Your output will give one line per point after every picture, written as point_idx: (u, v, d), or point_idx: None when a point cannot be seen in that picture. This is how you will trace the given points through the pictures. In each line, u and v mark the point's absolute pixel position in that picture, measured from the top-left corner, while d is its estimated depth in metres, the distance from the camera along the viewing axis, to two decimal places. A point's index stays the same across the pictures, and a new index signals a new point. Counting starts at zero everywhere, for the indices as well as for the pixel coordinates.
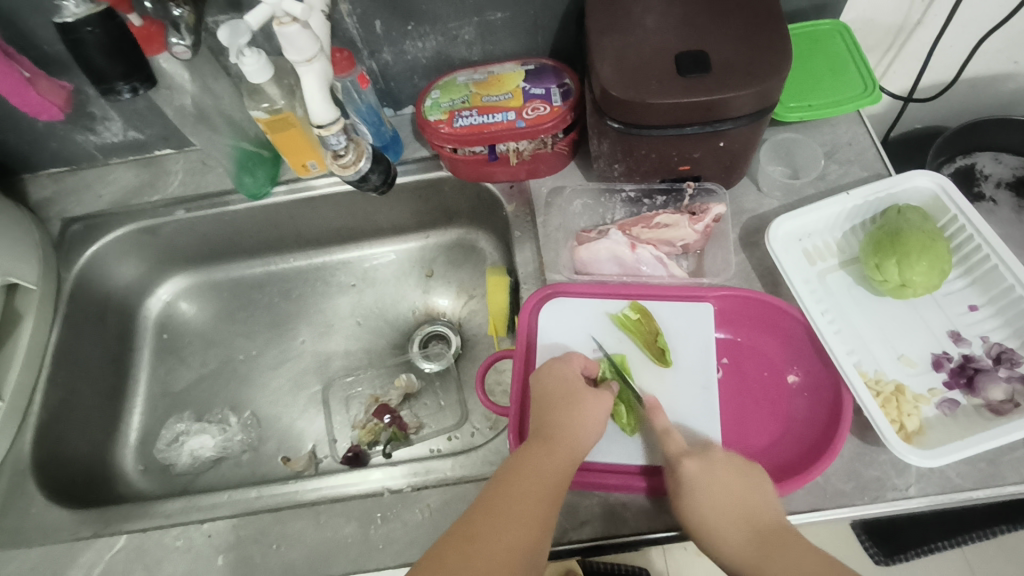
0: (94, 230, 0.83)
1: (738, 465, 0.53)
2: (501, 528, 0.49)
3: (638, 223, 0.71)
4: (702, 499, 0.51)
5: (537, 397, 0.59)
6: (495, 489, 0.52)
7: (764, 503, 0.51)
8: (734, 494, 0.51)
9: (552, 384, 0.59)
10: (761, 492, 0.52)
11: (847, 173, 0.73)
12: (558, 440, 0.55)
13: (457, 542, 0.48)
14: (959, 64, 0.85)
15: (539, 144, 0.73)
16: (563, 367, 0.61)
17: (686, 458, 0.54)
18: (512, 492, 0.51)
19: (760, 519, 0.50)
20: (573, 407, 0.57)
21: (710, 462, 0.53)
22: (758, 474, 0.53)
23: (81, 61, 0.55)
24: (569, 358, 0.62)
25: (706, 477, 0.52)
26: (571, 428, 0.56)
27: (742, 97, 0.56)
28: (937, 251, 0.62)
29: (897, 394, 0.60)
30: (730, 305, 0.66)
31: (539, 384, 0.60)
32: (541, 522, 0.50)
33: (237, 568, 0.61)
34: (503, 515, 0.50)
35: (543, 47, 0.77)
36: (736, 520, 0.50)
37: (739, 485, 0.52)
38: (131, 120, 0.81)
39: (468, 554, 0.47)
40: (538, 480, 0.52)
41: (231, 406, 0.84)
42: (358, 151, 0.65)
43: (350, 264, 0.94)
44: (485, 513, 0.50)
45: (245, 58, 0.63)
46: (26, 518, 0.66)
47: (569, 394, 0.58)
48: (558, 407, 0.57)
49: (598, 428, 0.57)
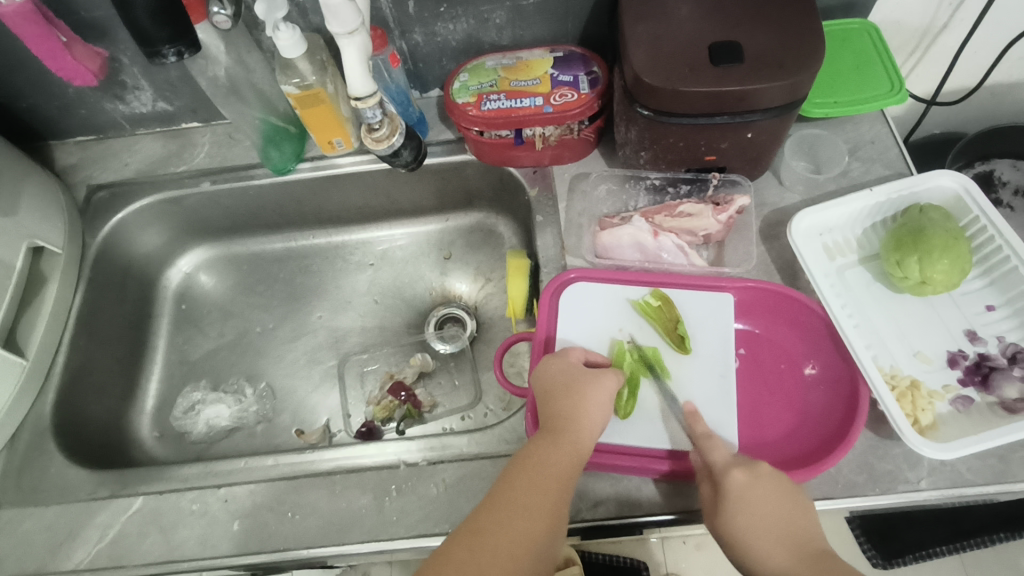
0: (119, 198, 0.84)
1: (784, 481, 0.53)
2: (506, 521, 0.50)
3: (661, 211, 0.72)
4: (750, 513, 0.51)
5: (539, 390, 0.60)
6: (503, 484, 0.53)
7: (805, 516, 0.52)
8: (780, 512, 0.51)
9: (553, 378, 0.60)
10: (802, 507, 0.52)
11: (869, 171, 0.74)
12: (563, 431, 0.55)
13: (465, 536, 0.50)
14: (983, 70, 0.85)
15: (565, 130, 0.74)
16: (561, 360, 0.61)
17: (733, 468, 0.54)
18: (517, 485, 0.52)
19: (805, 540, 0.51)
20: (576, 396, 0.58)
21: (756, 476, 0.53)
22: (800, 490, 0.53)
23: (128, 23, 0.56)
24: (567, 353, 0.62)
25: (754, 490, 0.52)
26: (574, 418, 0.56)
27: (771, 89, 0.57)
28: (959, 250, 0.62)
29: (912, 389, 0.60)
30: (750, 296, 0.67)
31: (541, 377, 0.61)
32: (549, 513, 0.51)
33: (251, 533, 0.62)
34: (509, 507, 0.51)
35: (573, 34, 0.77)
36: (782, 537, 0.51)
37: (785, 503, 0.52)
38: (161, 91, 0.82)
39: (473, 547, 0.49)
40: (545, 472, 0.53)
41: (246, 377, 0.85)
42: (392, 127, 0.66)
43: (367, 244, 0.95)
44: (489, 507, 0.51)
45: (279, 32, 0.64)
46: (46, 477, 0.67)
47: (570, 384, 0.59)
48: (560, 398, 0.58)
49: (602, 417, 0.58)
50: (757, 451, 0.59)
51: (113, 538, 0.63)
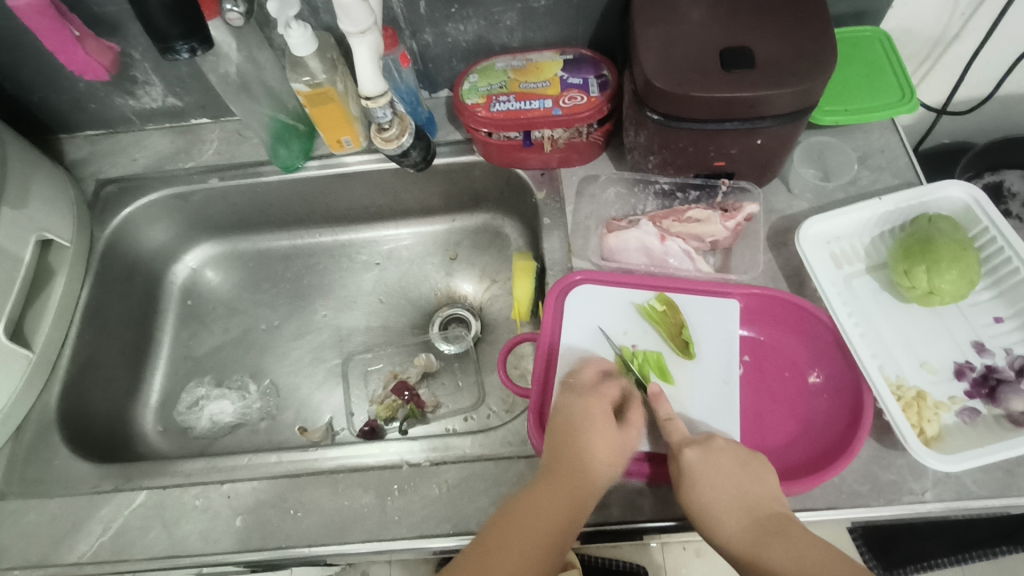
0: (128, 192, 0.84)
1: (737, 453, 0.54)
2: (525, 534, 0.49)
3: (669, 216, 0.72)
4: (704, 488, 0.52)
5: (561, 411, 0.58)
6: (524, 494, 0.52)
7: (760, 484, 0.52)
8: (733, 482, 0.52)
9: (585, 408, 0.57)
10: (759, 479, 0.53)
11: (878, 179, 0.74)
12: (583, 459, 0.54)
13: (483, 545, 0.49)
14: (994, 80, 0.85)
15: (574, 132, 0.74)
16: (593, 392, 0.59)
17: (687, 447, 0.54)
18: (537, 499, 0.52)
19: (760, 506, 0.51)
20: (604, 429, 0.56)
21: (710, 450, 0.54)
22: (757, 461, 0.54)
23: (142, 18, 0.56)
24: (591, 377, 0.61)
25: (708, 466, 0.53)
26: (596, 437, 0.55)
27: (783, 96, 0.57)
28: (967, 261, 0.62)
29: (918, 399, 0.60)
30: (756, 303, 0.67)
31: (563, 401, 0.59)
32: (567, 530, 0.50)
33: (254, 530, 0.62)
34: (528, 520, 0.50)
35: (583, 37, 0.77)
36: (737, 508, 0.51)
37: (739, 473, 0.53)
38: (171, 87, 0.82)
39: (491, 557, 0.48)
40: (563, 489, 0.52)
41: (251, 373, 0.86)
42: (402, 126, 0.67)
43: (373, 244, 0.95)
44: (509, 518, 0.51)
45: (291, 30, 0.64)
46: (50, 469, 0.68)
47: (592, 406, 0.58)
48: (584, 418, 0.56)
49: (622, 442, 0.57)
50: None
51: (116, 531, 0.63)
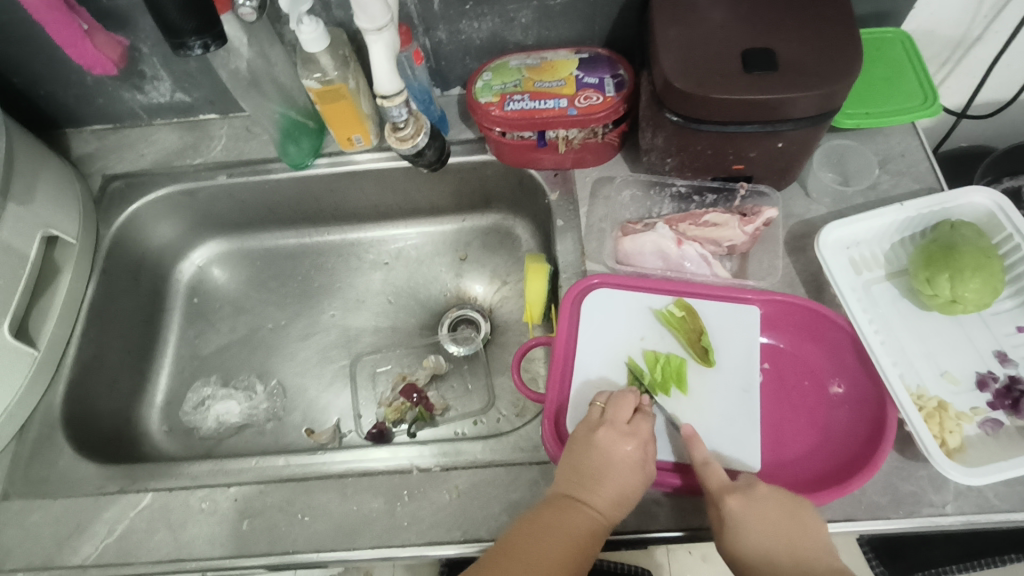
0: (135, 188, 0.83)
1: (784, 501, 0.52)
2: (539, 546, 0.50)
3: (685, 219, 0.71)
4: (750, 540, 0.51)
5: (585, 433, 0.57)
6: (543, 509, 0.53)
7: (809, 534, 0.51)
8: (782, 532, 0.51)
9: (615, 451, 0.55)
10: (805, 524, 0.51)
11: (898, 184, 0.72)
12: (592, 501, 0.53)
13: (499, 556, 0.51)
14: (1016, 84, 0.84)
15: (589, 133, 0.72)
16: (627, 432, 0.56)
17: (730, 495, 0.52)
18: (553, 514, 0.53)
19: (810, 556, 0.50)
20: (623, 476, 0.54)
21: (754, 499, 0.52)
22: (802, 504, 0.52)
23: (154, 13, 0.55)
24: (621, 396, 0.58)
25: (753, 518, 0.51)
26: (618, 463, 0.54)
27: (807, 98, 0.56)
28: (992, 269, 0.61)
29: (940, 410, 0.59)
30: (776, 311, 0.65)
31: (587, 423, 0.58)
32: (581, 547, 0.51)
33: (261, 533, 0.61)
34: (543, 533, 0.51)
35: (599, 36, 0.76)
36: (787, 558, 0.50)
37: (787, 522, 0.51)
38: (179, 82, 0.81)
39: (507, 567, 0.50)
40: (581, 509, 0.53)
41: (257, 373, 0.84)
42: (417, 126, 0.66)
43: (381, 243, 0.94)
44: (526, 529, 0.52)
45: (303, 25, 0.63)
46: (55, 469, 0.67)
47: (618, 432, 0.56)
48: (607, 443, 0.55)
49: (643, 468, 0.55)
50: (776, 469, 0.58)
51: (121, 534, 0.62)
